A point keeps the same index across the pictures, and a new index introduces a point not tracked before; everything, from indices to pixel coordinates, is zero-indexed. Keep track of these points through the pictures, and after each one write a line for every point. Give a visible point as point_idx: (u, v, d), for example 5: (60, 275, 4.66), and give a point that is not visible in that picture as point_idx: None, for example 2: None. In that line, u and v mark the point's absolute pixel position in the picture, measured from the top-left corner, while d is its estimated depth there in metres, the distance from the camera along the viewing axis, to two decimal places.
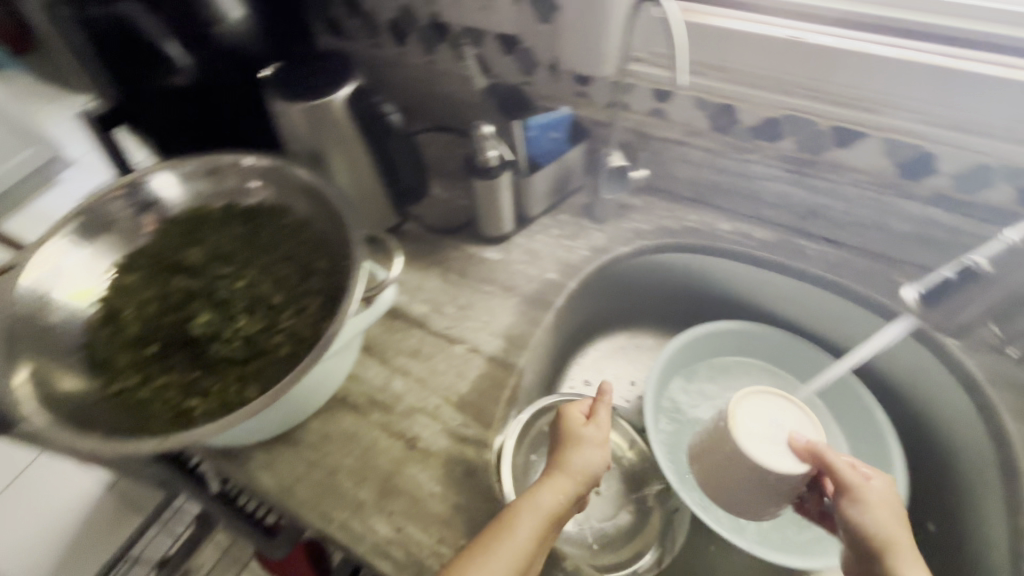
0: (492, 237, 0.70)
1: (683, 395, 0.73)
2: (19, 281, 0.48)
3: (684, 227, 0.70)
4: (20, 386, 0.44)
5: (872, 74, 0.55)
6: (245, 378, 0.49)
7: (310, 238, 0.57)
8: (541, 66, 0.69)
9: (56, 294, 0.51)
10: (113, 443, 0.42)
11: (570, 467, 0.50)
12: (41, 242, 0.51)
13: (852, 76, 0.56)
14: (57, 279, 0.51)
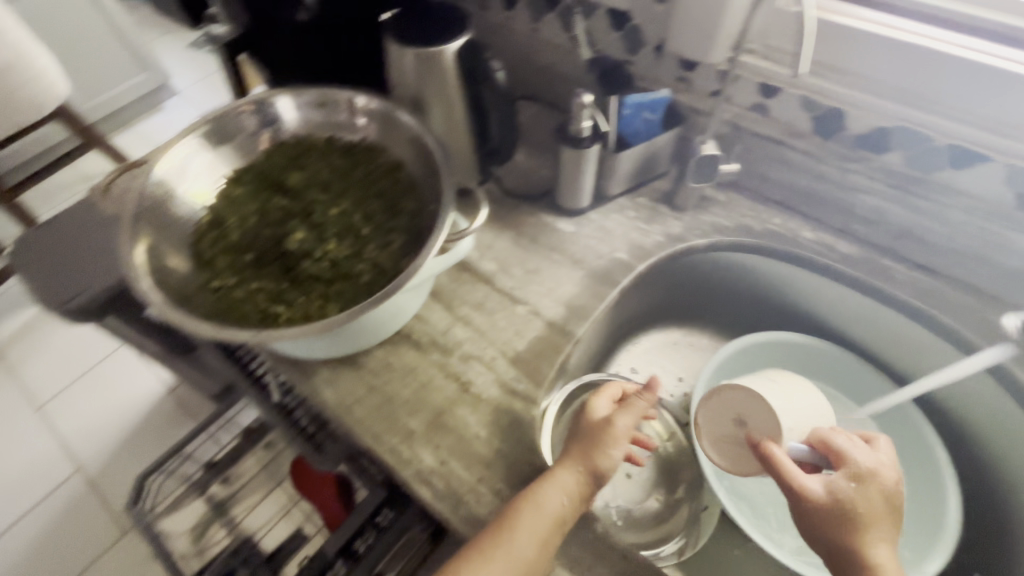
0: (569, 209, 0.70)
1: None
2: (153, 171, 0.53)
3: (766, 229, 0.69)
4: (139, 264, 0.49)
5: (1009, 95, 0.52)
6: (328, 296, 0.52)
7: (402, 179, 0.60)
8: (647, 46, 0.68)
9: (180, 190, 0.56)
10: (211, 328, 0.46)
11: (569, 461, 0.49)
12: (175, 139, 0.55)
13: (985, 94, 0.53)
14: (182, 177, 0.56)
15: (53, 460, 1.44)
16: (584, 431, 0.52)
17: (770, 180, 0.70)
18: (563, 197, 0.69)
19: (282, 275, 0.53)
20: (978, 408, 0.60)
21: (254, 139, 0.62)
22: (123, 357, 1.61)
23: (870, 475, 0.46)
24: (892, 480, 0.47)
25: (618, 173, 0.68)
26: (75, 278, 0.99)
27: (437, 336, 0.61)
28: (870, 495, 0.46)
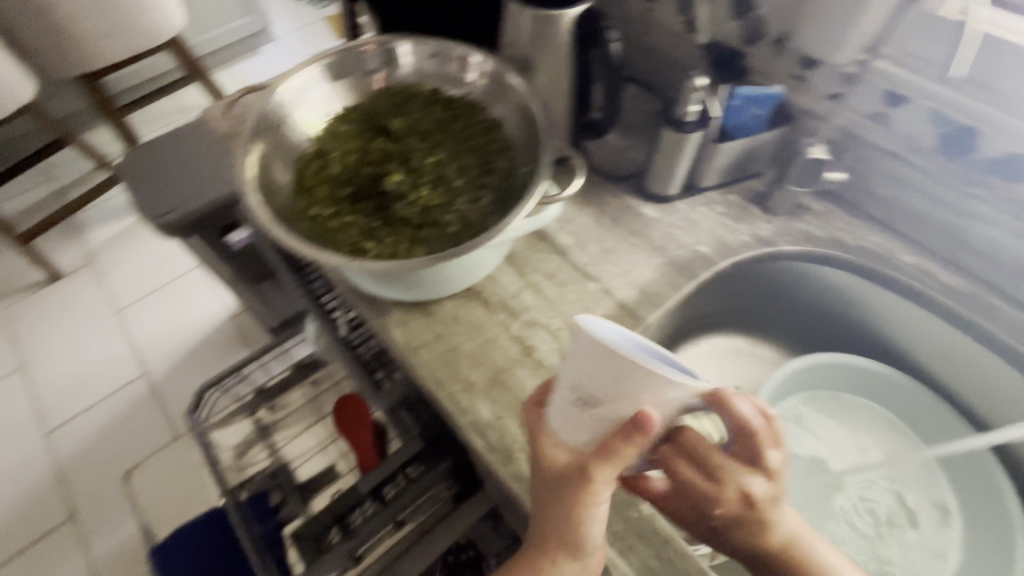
0: (655, 195, 0.69)
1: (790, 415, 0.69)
2: (276, 91, 0.57)
3: (861, 246, 0.65)
4: (250, 180, 0.52)
5: None
6: (415, 239, 0.54)
7: (500, 138, 0.60)
8: (767, 38, 0.65)
9: (296, 112, 0.59)
10: (308, 250, 0.49)
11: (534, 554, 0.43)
12: (302, 63, 0.59)
13: None
14: (300, 101, 0.59)
15: (125, 360, 1.57)
16: (541, 483, 0.43)
17: (873, 194, 0.66)
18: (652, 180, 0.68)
19: (375, 212, 0.55)
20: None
21: (365, 80, 0.64)
22: (197, 278, 1.72)
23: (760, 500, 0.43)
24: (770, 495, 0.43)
25: (713, 164, 0.67)
26: (173, 194, 1.06)
27: (506, 298, 0.62)
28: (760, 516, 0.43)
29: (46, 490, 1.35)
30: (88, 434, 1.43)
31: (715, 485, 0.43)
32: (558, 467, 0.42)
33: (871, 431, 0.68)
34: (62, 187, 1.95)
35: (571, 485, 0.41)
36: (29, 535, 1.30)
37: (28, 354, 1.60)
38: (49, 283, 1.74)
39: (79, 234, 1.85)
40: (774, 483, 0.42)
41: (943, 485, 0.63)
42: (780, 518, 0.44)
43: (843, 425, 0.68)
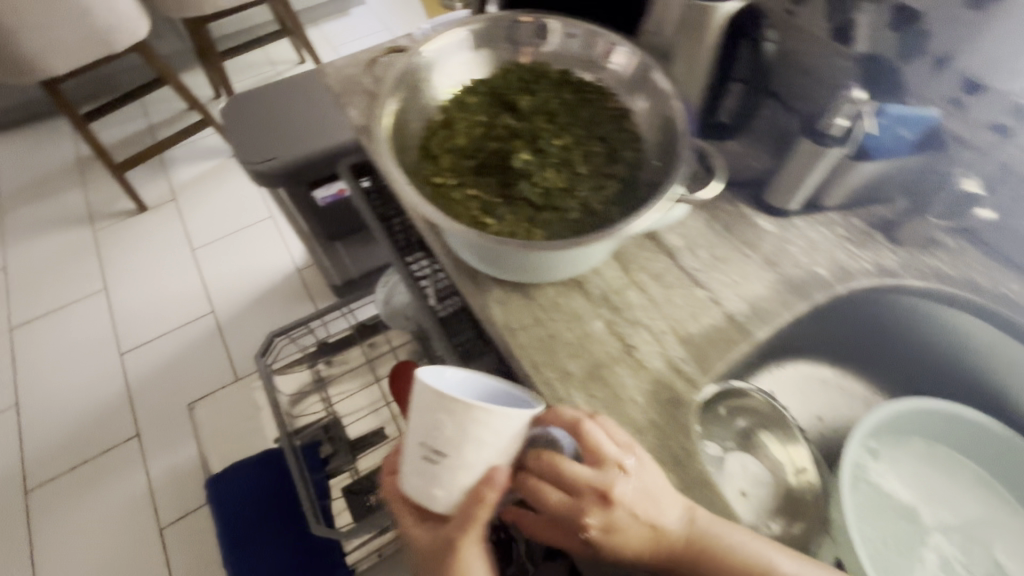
0: (774, 208, 0.66)
1: (889, 462, 0.64)
2: (422, 49, 0.57)
3: (998, 291, 0.60)
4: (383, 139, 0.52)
5: None
6: (535, 221, 0.53)
7: (629, 130, 0.58)
8: (928, 56, 0.61)
9: (436, 74, 0.59)
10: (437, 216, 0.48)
11: None
12: (452, 27, 0.59)
13: None
14: (443, 64, 0.59)
15: (195, 297, 1.64)
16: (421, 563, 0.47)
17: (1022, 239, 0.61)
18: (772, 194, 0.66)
19: (497, 188, 0.55)
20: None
21: (496, 55, 0.63)
22: (269, 228, 1.78)
23: (617, 500, 0.44)
24: (626, 489, 0.44)
25: (844, 185, 0.63)
26: (270, 145, 1.09)
27: (609, 292, 0.60)
28: (623, 517, 0.44)
29: (115, 408, 1.45)
30: (157, 361, 1.52)
31: (574, 498, 0.44)
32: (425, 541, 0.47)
33: (973, 490, 0.63)
34: (154, 125, 2.04)
35: (434, 550, 0.45)
36: (96, 447, 1.39)
37: (110, 278, 1.70)
38: (135, 214, 1.84)
39: (165, 172, 1.94)
40: (626, 479, 0.44)
41: None
42: (663, 513, 0.45)
43: (942, 478, 0.64)
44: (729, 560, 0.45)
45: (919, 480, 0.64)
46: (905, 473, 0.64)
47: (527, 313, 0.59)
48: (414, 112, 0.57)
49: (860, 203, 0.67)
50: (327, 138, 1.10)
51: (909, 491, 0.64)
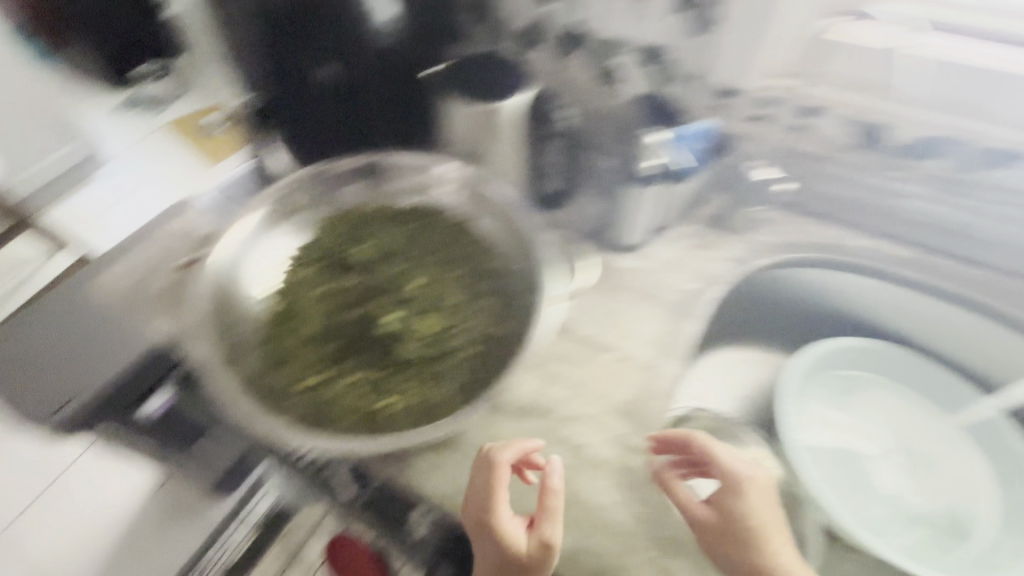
0: (624, 246, 0.70)
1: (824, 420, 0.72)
2: (207, 261, 0.53)
3: (817, 242, 0.70)
4: (256, 340, 0.50)
5: (1004, 92, 0.55)
6: (464, 331, 0.50)
7: (475, 237, 0.58)
8: (683, 78, 0.69)
9: (239, 244, 0.56)
10: (373, 423, 0.46)
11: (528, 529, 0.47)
12: (232, 227, 0.56)
13: (983, 92, 0.56)
14: (246, 241, 0.56)
15: None
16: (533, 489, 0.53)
17: (865, 186, 0.67)
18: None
19: (402, 331, 0.50)
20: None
21: (249, 252, 0.56)
22: None
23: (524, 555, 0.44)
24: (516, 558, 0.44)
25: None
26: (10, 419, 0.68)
27: (582, 382, 0.59)
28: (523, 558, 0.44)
29: None
30: None
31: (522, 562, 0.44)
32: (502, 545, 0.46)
33: (890, 409, 0.71)
34: None
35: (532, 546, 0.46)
36: None
37: None
38: None
39: None
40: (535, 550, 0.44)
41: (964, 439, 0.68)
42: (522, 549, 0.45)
43: (865, 412, 0.72)
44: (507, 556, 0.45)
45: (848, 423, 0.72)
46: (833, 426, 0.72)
47: (511, 491, 0.51)
48: (240, 315, 0.52)
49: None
50: (127, 352, 0.64)
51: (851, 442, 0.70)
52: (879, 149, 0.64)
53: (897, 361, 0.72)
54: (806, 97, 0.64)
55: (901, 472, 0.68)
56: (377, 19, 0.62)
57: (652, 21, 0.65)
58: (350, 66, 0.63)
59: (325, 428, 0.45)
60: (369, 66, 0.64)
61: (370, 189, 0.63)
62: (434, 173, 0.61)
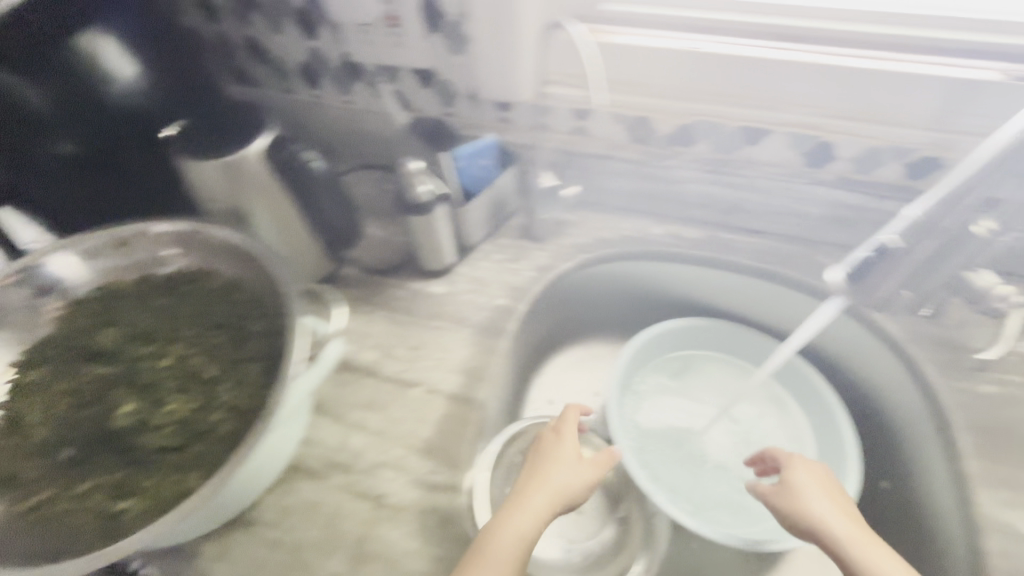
0: (434, 270, 0.69)
1: (660, 400, 0.75)
2: None
3: (620, 236, 0.72)
4: None
5: (734, 73, 0.58)
6: (219, 407, 0.48)
7: (242, 298, 0.54)
8: (461, 95, 0.69)
9: None
10: (107, 532, 0.42)
11: (549, 484, 0.51)
12: None
13: (712, 77, 0.60)
14: None
15: None
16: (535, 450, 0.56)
17: (645, 176, 0.69)
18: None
19: (145, 421, 0.46)
20: (857, 356, 0.66)
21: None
22: None
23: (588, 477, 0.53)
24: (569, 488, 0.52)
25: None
26: None
27: (385, 427, 0.57)
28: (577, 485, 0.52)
29: None
30: None
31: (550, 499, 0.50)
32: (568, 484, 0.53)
33: (715, 378, 0.76)
34: None
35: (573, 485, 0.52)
36: None
37: None
38: None
39: None
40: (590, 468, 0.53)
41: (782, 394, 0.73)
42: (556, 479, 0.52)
43: (698, 385, 0.75)
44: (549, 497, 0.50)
45: (684, 399, 0.75)
46: (670, 405, 0.74)
47: (305, 559, 0.49)
48: None
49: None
50: None
51: (685, 417, 0.73)
52: (651, 142, 0.67)
53: (719, 333, 0.75)
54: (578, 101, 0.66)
55: (733, 441, 0.71)
56: (119, 81, 0.56)
57: (412, 46, 0.65)
58: (97, 135, 0.57)
59: (47, 553, 0.41)
60: (117, 132, 0.59)
61: (120, 266, 0.55)
62: (162, 247, 0.55)
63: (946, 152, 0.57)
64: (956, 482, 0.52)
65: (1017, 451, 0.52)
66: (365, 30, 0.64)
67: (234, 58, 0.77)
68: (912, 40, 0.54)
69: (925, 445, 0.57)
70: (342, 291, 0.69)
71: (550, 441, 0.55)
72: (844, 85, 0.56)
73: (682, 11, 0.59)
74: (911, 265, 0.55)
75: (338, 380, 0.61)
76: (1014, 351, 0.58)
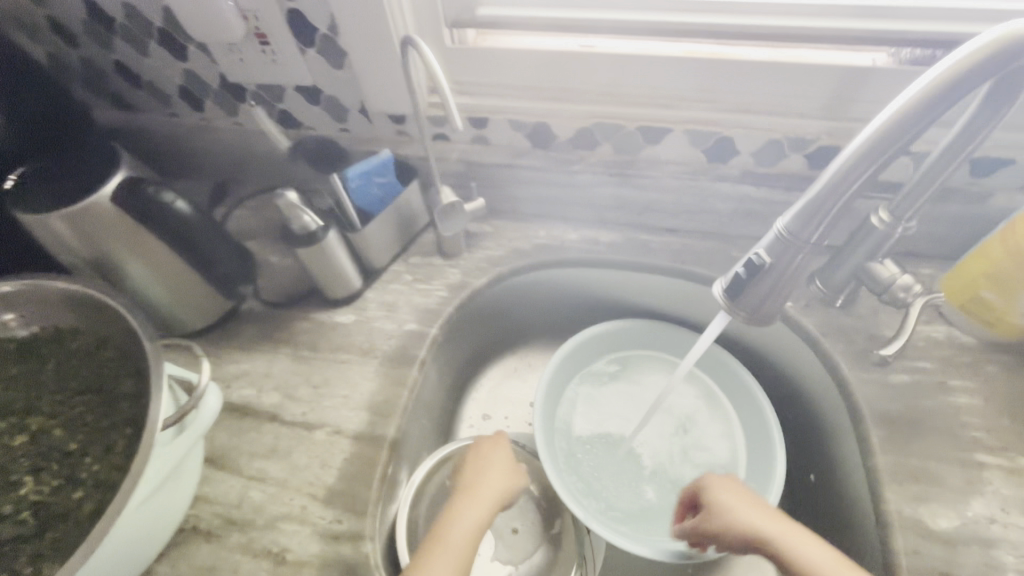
0: (340, 299, 0.65)
1: (592, 406, 0.71)
2: None
3: (535, 245, 0.69)
4: None
5: (628, 73, 0.58)
6: (80, 483, 0.44)
7: (110, 357, 0.50)
8: (352, 111, 0.65)
9: None
10: None
11: (483, 492, 0.55)
12: None
13: (606, 75, 0.58)
14: None
15: None
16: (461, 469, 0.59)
17: (553, 183, 0.67)
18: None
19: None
20: (779, 349, 0.65)
21: None
22: None
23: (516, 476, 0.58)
24: (503, 487, 0.57)
25: (775, 265, 0.37)
26: None
27: (287, 476, 0.54)
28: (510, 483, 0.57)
29: None
30: None
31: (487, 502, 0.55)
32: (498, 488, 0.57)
33: (650, 379, 0.72)
34: None
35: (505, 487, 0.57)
36: None
37: None
38: None
39: None
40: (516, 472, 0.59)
41: (714, 390, 0.70)
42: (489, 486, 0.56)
43: (631, 387, 0.72)
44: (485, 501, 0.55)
45: (617, 403, 0.71)
46: (603, 409, 0.71)
47: None
48: None
49: (834, 203, 0.35)
50: None
51: (619, 421, 0.70)
52: (554, 148, 0.65)
53: (649, 333, 0.72)
54: (473, 110, 0.63)
55: (666, 443, 0.69)
56: None
57: (288, 63, 0.60)
58: None
59: None
60: None
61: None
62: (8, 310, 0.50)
63: (843, 141, 0.55)
64: (871, 476, 0.51)
65: (926, 439, 0.51)
66: (234, 48, 0.59)
67: (106, 82, 0.70)
68: (801, 29, 0.51)
69: (845, 437, 0.56)
70: (241, 329, 0.64)
71: (490, 444, 0.60)
72: (738, 78, 0.55)
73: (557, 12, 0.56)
74: (804, 272, 0.38)
75: (236, 429, 0.57)
76: (922, 336, 0.58)
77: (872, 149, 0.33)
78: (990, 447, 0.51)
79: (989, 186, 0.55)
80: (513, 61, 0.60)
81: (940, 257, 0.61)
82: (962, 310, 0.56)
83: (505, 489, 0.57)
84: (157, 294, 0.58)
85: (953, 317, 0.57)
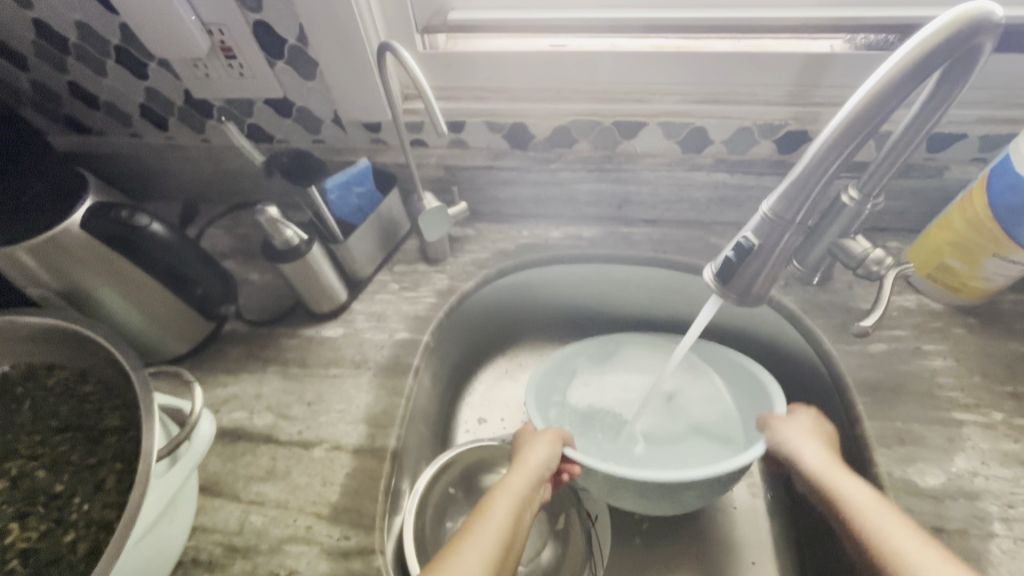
0: (327, 313, 0.64)
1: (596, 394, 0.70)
2: None
3: (520, 245, 0.70)
4: None
5: (602, 69, 0.59)
6: (71, 525, 0.42)
7: (92, 392, 0.48)
8: (326, 122, 0.64)
9: None
10: None
11: (522, 465, 0.52)
12: None
13: (579, 73, 0.59)
14: None
15: None
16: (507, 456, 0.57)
17: (533, 182, 0.68)
18: (981, 22, 0.32)
19: None
20: (763, 329, 0.67)
21: None
22: None
23: (554, 448, 0.54)
24: (540, 462, 0.53)
25: (763, 246, 0.39)
26: None
27: (288, 496, 0.52)
28: (548, 457, 0.53)
29: None
30: None
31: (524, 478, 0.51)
32: (542, 460, 0.53)
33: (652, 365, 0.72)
34: None
35: (546, 460, 0.53)
36: None
37: None
38: None
39: None
40: (555, 445, 0.54)
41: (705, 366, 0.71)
42: (529, 462, 0.53)
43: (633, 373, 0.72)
44: (525, 478, 0.51)
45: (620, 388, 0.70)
46: (606, 397, 0.70)
47: None
48: None
49: (815, 183, 0.37)
50: None
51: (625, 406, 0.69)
52: (531, 148, 0.66)
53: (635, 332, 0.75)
54: (448, 115, 0.63)
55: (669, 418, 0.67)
56: None
57: (257, 76, 0.59)
58: None
59: None
60: None
61: None
62: None
63: (809, 125, 0.58)
64: (861, 442, 0.53)
65: (908, 402, 0.54)
66: (199, 64, 0.58)
67: (62, 105, 0.67)
68: (766, 20, 0.53)
69: (834, 408, 0.58)
70: (227, 351, 0.62)
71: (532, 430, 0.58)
72: (707, 70, 0.57)
73: (527, 13, 0.57)
74: (789, 250, 0.40)
75: (229, 455, 0.55)
76: (895, 306, 0.61)
77: (849, 127, 0.34)
78: (967, 405, 0.54)
79: (945, 161, 0.59)
80: (485, 65, 0.60)
81: (903, 231, 0.65)
82: (930, 278, 0.59)
83: (544, 463, 0.53)
84: (136, 321, 0.56)
85: (922, 286, 0.61)
